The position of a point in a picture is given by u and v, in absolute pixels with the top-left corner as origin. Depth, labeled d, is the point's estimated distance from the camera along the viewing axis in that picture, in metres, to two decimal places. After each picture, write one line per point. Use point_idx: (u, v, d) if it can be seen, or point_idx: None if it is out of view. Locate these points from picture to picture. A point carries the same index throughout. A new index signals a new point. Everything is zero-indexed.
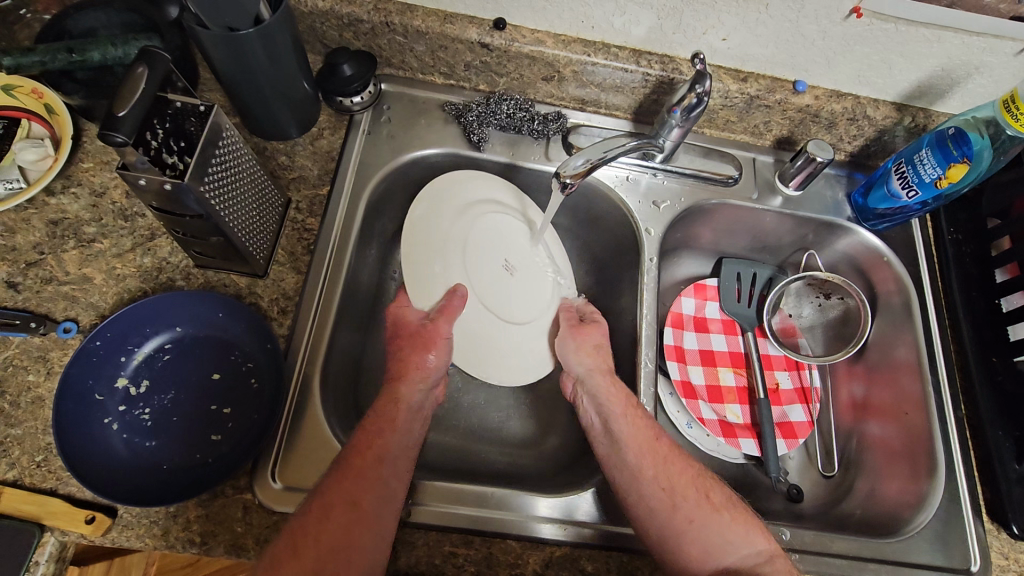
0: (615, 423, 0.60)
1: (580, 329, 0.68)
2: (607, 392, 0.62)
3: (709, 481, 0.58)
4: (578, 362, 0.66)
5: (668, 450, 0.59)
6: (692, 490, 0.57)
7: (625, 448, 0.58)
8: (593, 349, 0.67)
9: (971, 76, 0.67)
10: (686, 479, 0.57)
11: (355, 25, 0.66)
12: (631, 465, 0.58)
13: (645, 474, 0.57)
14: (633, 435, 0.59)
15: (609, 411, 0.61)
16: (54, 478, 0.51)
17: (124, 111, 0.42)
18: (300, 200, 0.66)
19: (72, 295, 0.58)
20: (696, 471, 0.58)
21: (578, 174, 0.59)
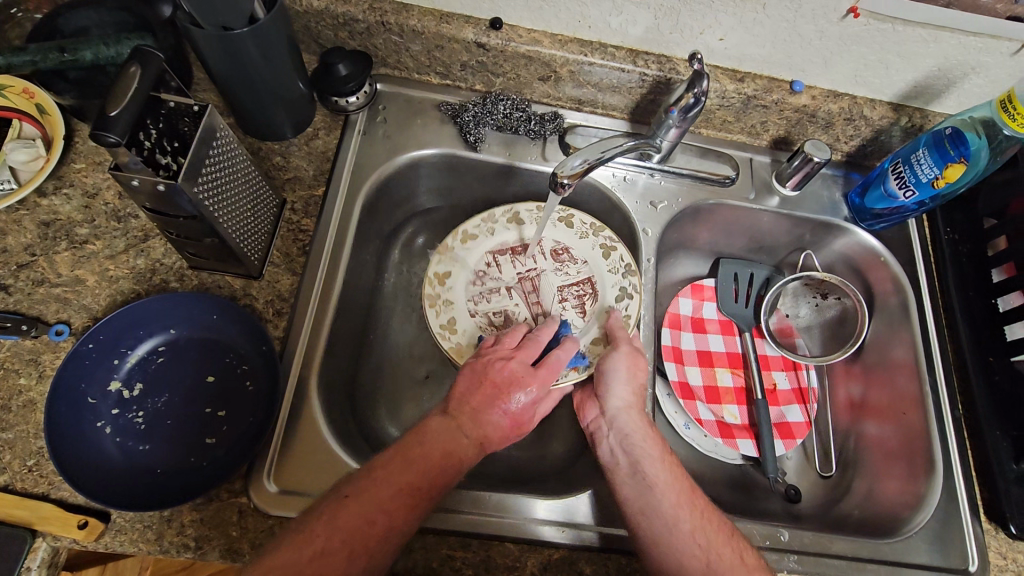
0: (649, 465, 0.55)
1: (639, 361, 0.61)
2: (643, 432, 0.57)
3: (741, 542, 0.54)
4: (618, 393, 0.59)
5: (703, 505, 0.55)
6: (728, 550, 0.52)
7: (656, 490, 0.54)
8: (640, 385, 0.61)
9: (967, 76, 0.67)
10: (723, 538, 0.53)
11: (350, 24, 0.66)
12: (665, 509, 0.53)
13: (680, 526, 0.53)
14: (670, 478, 0.55)
15: (646, 450, 0.56)
16: (45, 482, 0.51)
17: (115, 112, 0.41)
18: (295, 200, 0.66)
19: (64, 297, 0.57)
20: (730, 530, 0.54)
21: (576, 174, 0.59)
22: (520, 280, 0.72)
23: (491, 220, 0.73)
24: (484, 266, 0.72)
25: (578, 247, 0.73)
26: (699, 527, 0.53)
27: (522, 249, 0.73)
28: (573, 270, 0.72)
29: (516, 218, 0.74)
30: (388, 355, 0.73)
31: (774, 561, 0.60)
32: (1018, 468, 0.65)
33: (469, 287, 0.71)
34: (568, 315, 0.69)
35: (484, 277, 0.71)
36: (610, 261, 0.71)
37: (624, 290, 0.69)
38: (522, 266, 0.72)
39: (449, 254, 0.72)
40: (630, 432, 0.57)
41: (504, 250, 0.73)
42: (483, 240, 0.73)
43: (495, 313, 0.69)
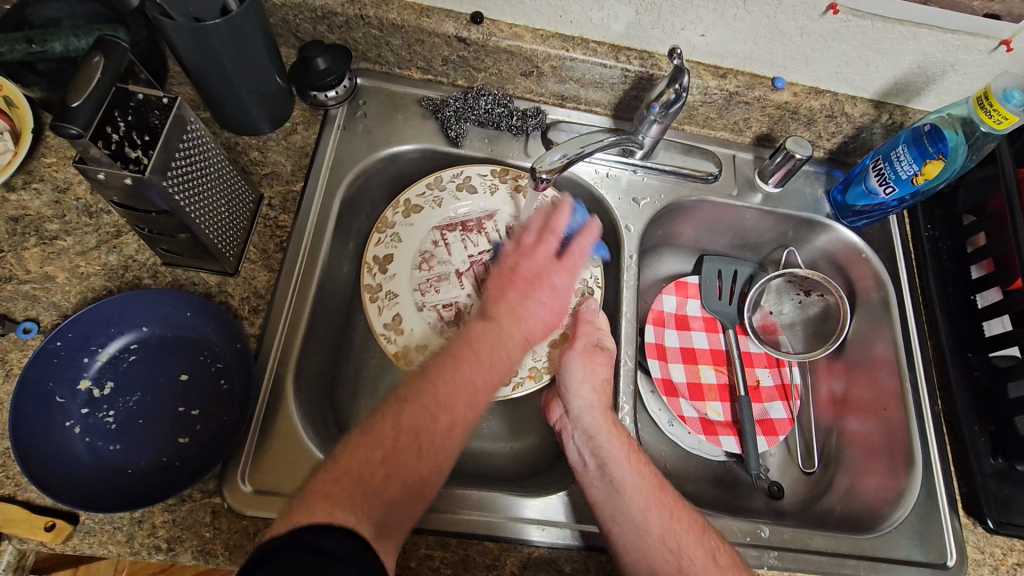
0: (615, 465, 0.55)
1: (595, 358, 0.61)
2: (611, 429, 0.57)
3: (714, 540, 0.53)
4: (579, 395, 0.59)
5: (673, 503, 0.55)
6: (699, 550, 0.52)
7: (627, 495, 0.54)
8: (600, 382, 0.61)
9: (946, 73, 0.67)
10: (694, 536, 0.53)
11: (329, 17, 0.65)
12: (633, 511, 0.53)
13: (651, 530, 0.53)
14: (638, 480, 0.55)
15: (612, 451, 0.56)
16: (11, 484, 0.49)
17: (76, 103, 0.40)
18: (272, 196, 0.65)
19: (33, 295, 0.56)
20: (701, 527, 0.54)
21: (554, 169, 0.59)
22: (470, 264, 0.69)
23: (437, 187, 0.71)
24: (431, 246, 0.69)
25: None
26: (668, 528, 0.53)
27: (475, 226, 0.71)
28: None
29: (465, 185, 0.71)
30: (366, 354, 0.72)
31: (754, 557, 0.60)
32: (995, 463, 0.65)
33: (413, 274, 0.68)
34: None
35: (431, 260, 0.69)
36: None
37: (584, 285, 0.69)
38: (473, 248, 0.70)
39: (391, 235, 0.69)
40: (594, 434, 0.57)
41: (452, 225, 0.70)
42: (428, 212, 0.70)
43: (445, 304, 0.67)
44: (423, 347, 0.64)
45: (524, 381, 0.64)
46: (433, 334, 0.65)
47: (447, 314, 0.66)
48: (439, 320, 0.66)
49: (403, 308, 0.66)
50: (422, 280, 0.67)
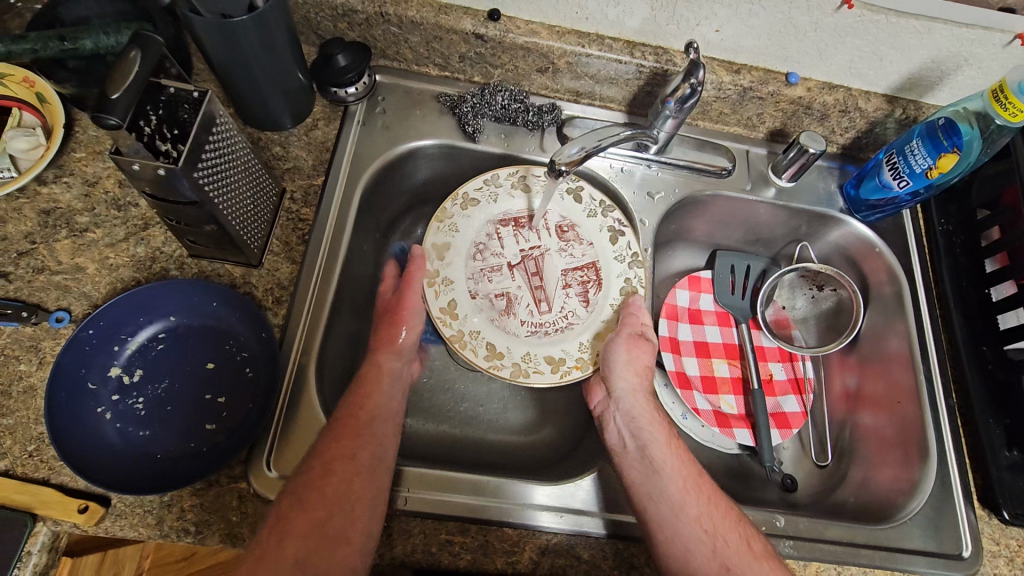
0: (655, 449, 0.58)
1: (639, 346, 0.64)
2: (650, 412, 0.61)
3: (749, 530, 0.55)
4: (624, 377, 0.62)
5: (710, 490, 0.57)
6: (733, 535, 0.54)
7: (665, 477, 0.56)
8: (643, 369, 0.64)
9: (960, 67, 0.68)
10: (728, 522, 0.55)
11: (350, 15, 0.66)
12: (671, 494, 0.55)
13: (687, 511, 0.55)
14: (676, 461, 0.58)
15: (653, 434, 0.59)
16: (46, 468, 0.51)
17: (115, 94, 0.42)
18: (295, 190, 0.66)
19: (64, 285, 0.57)
20: (737, 517, 0.56)
21: (573, 162, 0.59)
22: (522, 258, 0.70)
23: (494, 184, 0.71)
24: (485, 239, 0.70)
25: (586, 226, 0.71)
26: (705, 512, 0.55)
27: (527, 222, 0.71)
28: (578, 252, 0.70)
29: (520, 184, 0.72)
30: None
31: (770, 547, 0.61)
32: (1010, 455, 0.65)
33: (469, 263, 0.69)
34: (572, 303, 0.68)
35: (483, 251, 0.69)
36: (616, 247, 0.70)
37: (628, 282, 0.69)
38: (526, 243, 0.71)
39: (449, 225, 0.69)
40: (636, 415, 0.60)
41: (507, 221, 0.71)
42: (484, 206, 0.71)
43: (497, 294, 0.68)
44: (475, 334, 0.65)
45: (571, 369, 0.65)
46: (485, 322, 0.66)
47: (499, 304, 0.67)
48: (490, 308, 0.67)
49: (459, 296, 0.66)
50: (476, 270, 0.68)
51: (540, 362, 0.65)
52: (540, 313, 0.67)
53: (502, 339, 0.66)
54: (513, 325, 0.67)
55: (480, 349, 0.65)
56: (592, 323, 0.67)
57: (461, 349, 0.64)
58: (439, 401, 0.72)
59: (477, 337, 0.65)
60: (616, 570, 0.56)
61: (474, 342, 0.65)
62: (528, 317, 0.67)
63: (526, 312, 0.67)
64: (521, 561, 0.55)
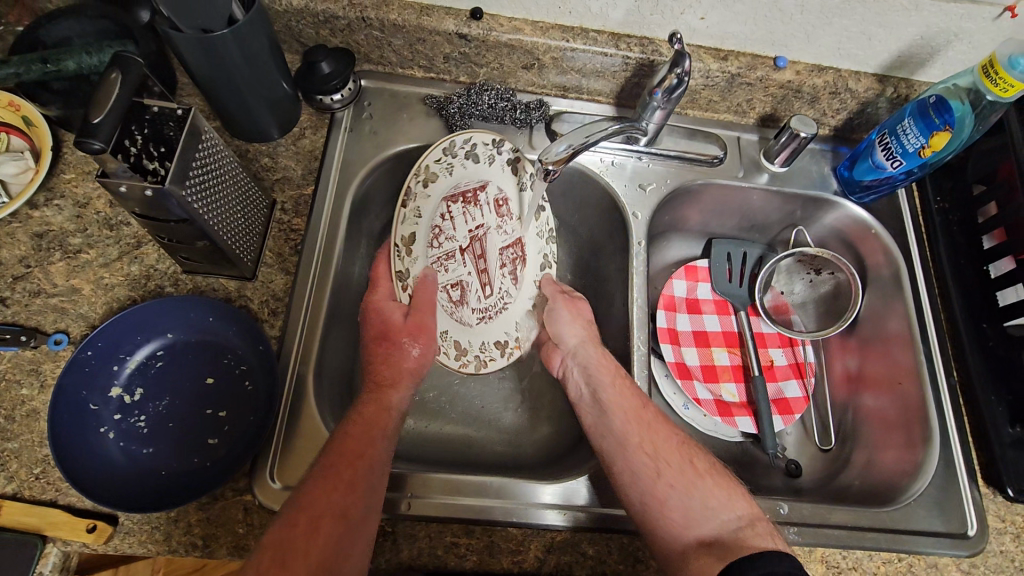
0: (605, 392, 0.62)
1: (575, 304, 0.69)
2: (599, 359, 0.64)
3: (692, 450, 0.59)
4: (570, 332, 0.67)
5: (653, 419, 0.60)
6: (676, 458, 0.58)
7: (613, 415, 0.60)
8: (586, 322, 0.68)
9: (950, 43, 0.67)
10: (671, 446, 0.59)
11: (331, 21, 0.66)
12: (618, 428, 0.59)
13: (631, 441, 0.58)
14: (621, 398, 0.61)
15: (600, 379, 0.63)
16: (53, 489, 0.51)
17: (97, 119, 0.42)
18: (285, 201, 0.66)
19: (61, 307, 0.57)
20: (680, 441, 0.60)
21: (561, 160, 0.59)
22: (470, 240, 0.66)
23: (451, 153, 0.64)
24: (439, 221, 0.64)
25: (518, 199, 0.68)
26: (647, 438, 0.58)
27: (472, 196, 0.66)
28: (512, 228, 0.68)
29: (475, 153, 0.66)
30: None
31: None
32: (1014, 432, 0.65)
33: (429, 251, 0.64)
34: (507, 283, 0.68)
35: (440, 235, 0.64)
36: (539, 224, 0.70)
37: (547, 259, 0.71)
38: (472, 221, 0.66)
39: (412, 211, 0.62)
40: (589, 365, 0.64)
41: (457, 196, 0.65)
42: (442, 180, 0.64)
43: (453, 284, 0.66)
44: (444, 334, 0.66)
45: (513, 350, 0.68)
46: (445, 317, 0.66)
47: (454, 295, 0.66)
48: (448, 300, 0.66)
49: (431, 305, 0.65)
50: (434, 258, 0.64)
51: (494, 350, 0.68)
52: (486, 297, 0.67)
53: (460, 332, 0.66)
54: (467, 314, 0.66)
55: (448, 351, 0.66)
56: (523, 300, 0.70)
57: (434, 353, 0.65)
58: (440, 404, 0.73)
59: (445, 338, 0.66)
60: (622, 563, 0.56)
61: (443, 343, 0.66)
62: (478, 304, 0.67)
63: (477, 299, 0.67)
64: (526, 559, 0.55)
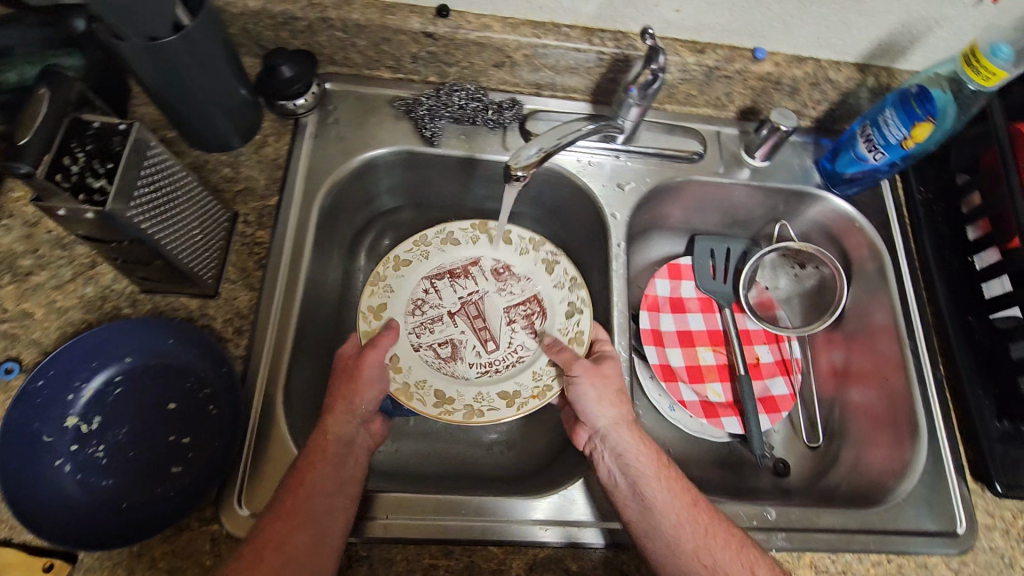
0: (646, 484, 0.55)
1: (598, 372, 0.60)
2: (638, 446, 0.57)
3: (751, 553, 0.53)
4: (601, 411, 0.58)
5: (707, 517, 0.54)
6: (737, 566, 0.51)
7: (660, 513, 0.53)
8: (616, 394, 0.59)
9: (931, 30, 0.65)
10: (732, 554, 0.52)
11: (290, 23, 0.63)
12: (666, 529, 0.53)
13: (683, 546, 0.52)
14: (669, 496, 0.54)
15: (642, 469, 0.55)
16: (6, 527, 0.49)
17: (24, 139, 0.41)
18: (248, 213, 0.63)
19: (12, 333, 0.55)
20: (739, 541, 0.53)
21: (531, 165, 0.56)
22: (461, 305, 0.70)
23: (424, 243, 0.70)
24: (421, 294, 0.69)
25: (520, 264, 0.72)
26: (702, 545, 0.52)
27: (462, 271, 0.71)
28: (516, 289, 0.71)
29: (450, 238, 0.72)
30: None
31: (762, 541, 0.59)
32: (1000, 425, 0.65)
33: (407, 318, 0.68)
34: (520, 337, 0.69)
35: (423, 305, 0.69)
36: (553, 277, 0.71)
37: (573, 305, 0.68)
38: (464, 289, 0.71)
39: (383, 287, 0.67)
40: (625, 451, 0.56)
41: (442, 273, 0.70)
42: (417, 264, 0.70)
43: (441, 342, 0.67)
44: (422, 383, 0.64)
45: (528, 400, 0.63)
46: (431, 369, 0.65)
47: (445, 351, 0.67)
48: (436, 356, 0.66)
49: (405, 356, 0.65)
50: (416, 325, 0.68)
51: (493, 400, 0.64)
52: (488, 352, 0.68)
53: (455, 385, 0.65)
54: (463, 369, 0.66)
55: (429, 396, 0.63)
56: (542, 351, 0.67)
57: (408, 401, 0.62)
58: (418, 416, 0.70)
59: (424, 386, 0.64)
60: None
61: (421, 391, 0.63)
62: (477, 359, 0.67)
63: (473, 355, 0.67)
64: None
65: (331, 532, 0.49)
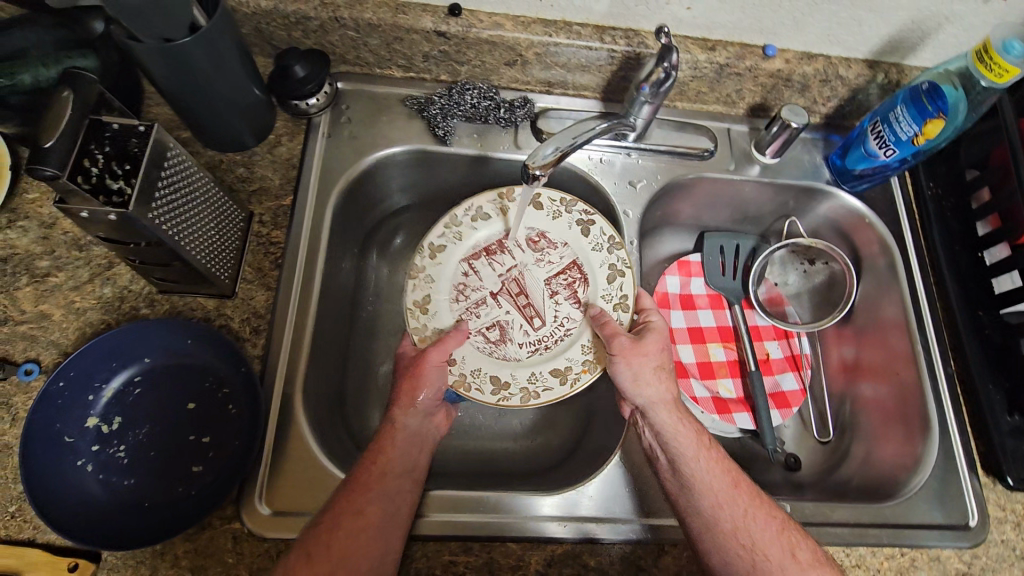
0: (686, 463, 0.55)
1: (636, 352, 0.59)
2: (676, 425, 0.56)
3: (793, 536, 0.53)
4: (638, 391, 0.58)
5: (748, 498, 0.54)
6: (776, 547, 0.52)
7: (698, 493, 0.53)
8: (656, 371, 0.58)
9: (941, 26, 0.65)
10: (772, 535, 0.52)
11: (303, 22, 0.63)
12: (704, 510, 0.53)
13: (722, 525, 0.52)
14: (709, 477, 0.54)
15: (681, 449, 0.55)
16: (30, 527, 0.49)
17: (49, 142, 0.40)
18: (263, 212, 0.63)
19: (31, 334, 0.55)
20: (779, 524, 0.53)
21: (548, 164, 0.56)
22: (502, 283, 0.69)
23: (455, 224, 0.69)
24: (462, 278, 0.68)
25: (554, 230, 0.70)
26: (742, 526, 0.52)
27: (497, 247, 0.70)
28: (554, 257, 0.70)
29: (480, 214, 0.70)
30: (372, 361, 0.71)
31: None
32: (1011, 420, 0.65)
33: (452, 306, 0.67)
34: (565, 309, 0.68)
35: (465, 289, 0.68)
36: (590, 239, 0.69)
37: (614, 267, 0.68)
38: (503, 267, 0.69)
39: (424, 278, 0.67)
40: (664, 430, 0.56)
41: (478, 252, 0.69)
42: (453, 247, 0.69)
43: (489, 325, 0.67)
44: (477, 372, 0.63)
45: (580, 374, 0.64)
46: (484, 356, 0.65)
47: (493, 335, 0.66)
48: (486, 341, 0.66)
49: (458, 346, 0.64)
50: (461, 311, 0.67)
51: (547, 378, 0.64)
52: (535, 329, 0.67)
53: (506, 368, 0.64)
54: (514, 350, 0.66)
55: (485, 385, 0.63)
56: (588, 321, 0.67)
57: (467, 393, 0.62)
58: None
59: (478, 376, 0.63)
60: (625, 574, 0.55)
61: (477, 380, 0.63)
62: (526, 338, 0.66)
63: (522, 334, 0.67)
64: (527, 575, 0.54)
65: (399, 508, 0.51)
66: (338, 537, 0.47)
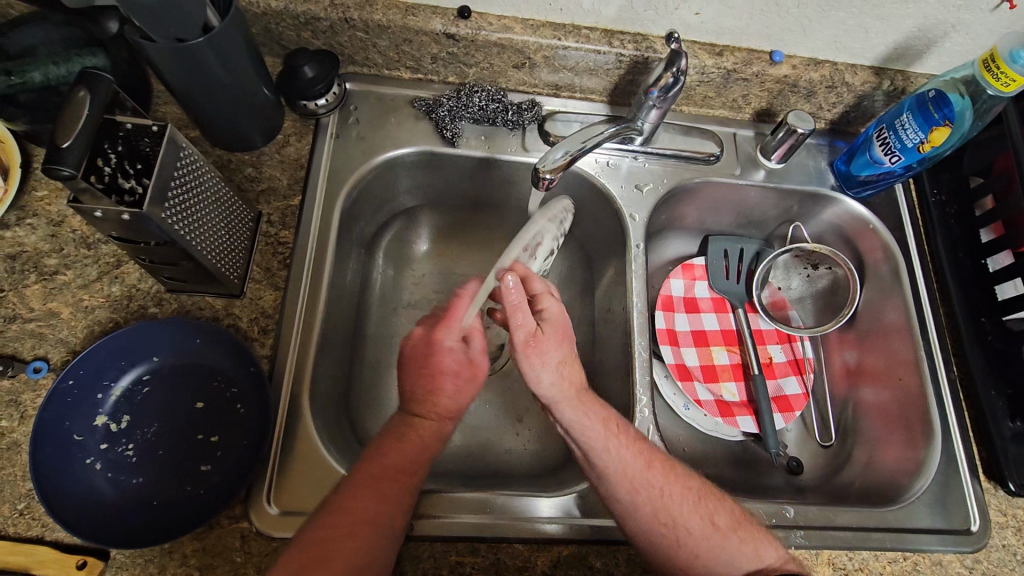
0: (597, 456, 0.54)
1: (533, 352, 0.53)
2: (581, 418, 0.54)
3: (712, 504, 0.54)
4: (540, 386, 0.54)
5: (665, 480, 0.54)
6: (695, 519, 0.53)
7: (615, 480, 0.53)
8: (565, 366, 0.55)
9: (947, 35, 0.66)
10: (690, 508, 0.53)
11: (313, 23, 0.63)
12: (622, 495, 0.53)
13: (646, 510, 0.52)
14: (626, 459, 0.54)
15: (592, 442, 0.54)
16: (39, 525, 0.49)
17: (66, 143, 0.40)
18: (271, 212, 0.64)
19: (39, 332, 0.55)
20: (696, 495, 0.54)
21: (559, 168, 0.57)
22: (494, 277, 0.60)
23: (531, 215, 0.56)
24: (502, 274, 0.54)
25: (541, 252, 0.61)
26: (662, 507, 0.52)
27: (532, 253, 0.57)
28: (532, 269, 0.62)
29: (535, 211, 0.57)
30: (377, 362, 0.71)
31: (781, 538, 0.60)
32: (1013, 426, 0.66)
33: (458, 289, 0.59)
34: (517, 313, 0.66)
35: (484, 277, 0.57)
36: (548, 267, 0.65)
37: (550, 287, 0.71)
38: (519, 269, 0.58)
39: None
40: (570, 423, 0.54)
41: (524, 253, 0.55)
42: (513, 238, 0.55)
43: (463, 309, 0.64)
44: None
45: None
46: None
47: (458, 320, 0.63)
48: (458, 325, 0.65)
49: None
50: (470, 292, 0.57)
51: None
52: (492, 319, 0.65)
53: None
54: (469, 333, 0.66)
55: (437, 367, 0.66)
56: None
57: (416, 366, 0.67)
58: None
59: None
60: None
61: None
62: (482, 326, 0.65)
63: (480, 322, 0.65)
64: None
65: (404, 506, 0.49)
66: (344, 544, 0.45)
